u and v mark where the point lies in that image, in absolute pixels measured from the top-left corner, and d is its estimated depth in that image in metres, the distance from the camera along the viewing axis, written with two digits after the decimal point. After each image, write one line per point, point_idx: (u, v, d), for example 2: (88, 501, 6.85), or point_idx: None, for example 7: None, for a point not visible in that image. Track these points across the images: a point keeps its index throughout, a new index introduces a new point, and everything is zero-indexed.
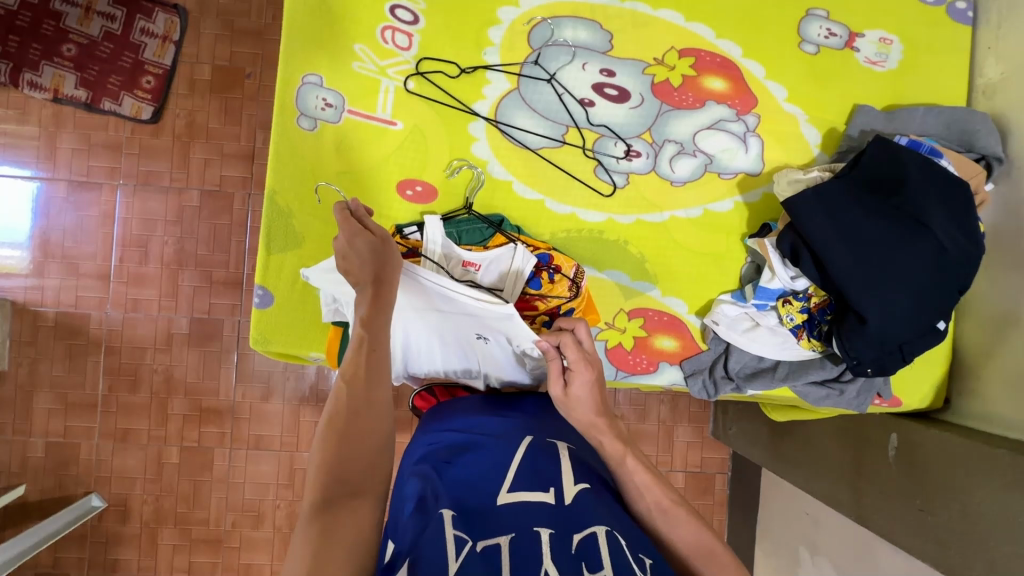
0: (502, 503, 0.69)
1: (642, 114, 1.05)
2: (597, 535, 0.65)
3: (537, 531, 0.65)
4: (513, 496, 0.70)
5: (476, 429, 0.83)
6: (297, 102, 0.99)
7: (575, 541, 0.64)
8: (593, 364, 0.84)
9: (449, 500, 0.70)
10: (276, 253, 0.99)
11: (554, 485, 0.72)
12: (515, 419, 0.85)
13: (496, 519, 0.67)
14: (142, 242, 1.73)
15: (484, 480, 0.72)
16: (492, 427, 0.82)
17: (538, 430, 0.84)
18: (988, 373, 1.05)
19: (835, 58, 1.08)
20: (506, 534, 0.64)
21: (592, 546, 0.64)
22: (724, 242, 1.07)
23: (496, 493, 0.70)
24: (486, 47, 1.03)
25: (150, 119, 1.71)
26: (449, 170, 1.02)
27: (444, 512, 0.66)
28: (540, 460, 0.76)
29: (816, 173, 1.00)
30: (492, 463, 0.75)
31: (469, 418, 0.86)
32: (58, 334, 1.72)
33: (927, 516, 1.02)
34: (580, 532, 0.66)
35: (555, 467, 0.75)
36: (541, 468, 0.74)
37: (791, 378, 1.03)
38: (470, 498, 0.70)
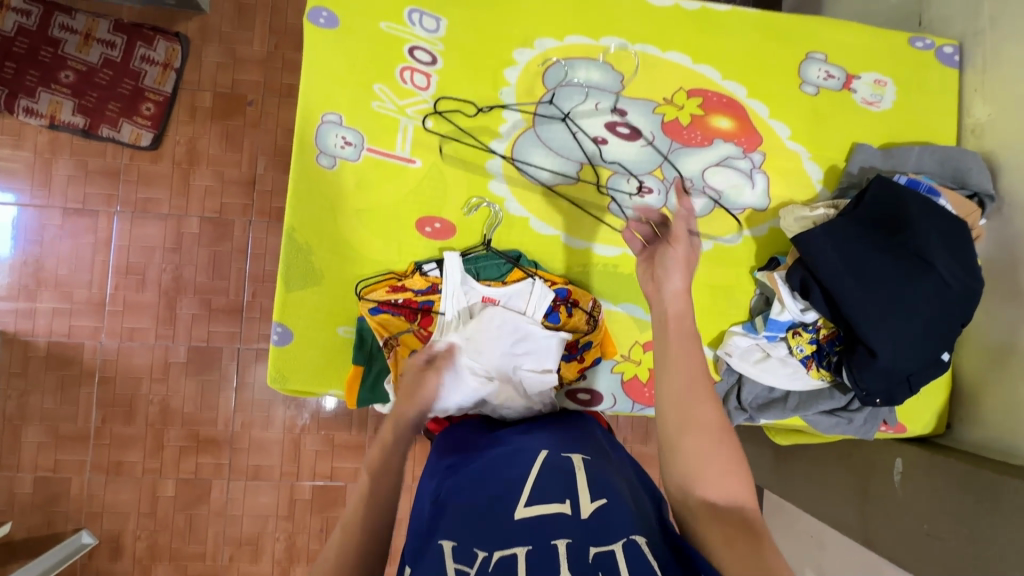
0: (518, 517, 0.68)
1: (653, 152, 1.09)
2: (616, 551, 0.62)
3: (554, 544, 0.64)
4: (530, 510, 0.69)
5: (496, 449, 0.83)
6: (316, 141, 1.01)
7: (592, 553, 0.62)
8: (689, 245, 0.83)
9: (461, 525, 0.69)
10: (295, 291, 0.99)
11: (570, 497, 0.70)
12: (535, 437, 0.86)
13: (513, 530, 0.66)
14: (139, 270, 1.71)
15: (502, 494, 0.72)
16: (513, 445, 0.84)
17: (557, 443, 0.84)
18: (986, 400, 1.09)
19: (834, 99, 1.13)
20: (522, 545, 0.64)
21: (611, 559, 0.62)
22: (734, 274, 1.10)
23: (513, 507, 0.69)
24: (503, 86, 1.05)
25: (149, 146, 1.70)
26: (467, 208, 1.04)
27: (442, 544, 0.66)
28: (557, 475, 0.74)
29: (822, 211, 1.04)
30: (510, 480, 0.74)
31: (491, 440, 0.86)
32: (49, 364, 1.67)
33: (935, 540, 1.05)
34: (598, 546, 0.63)
35: (571, 482, 0.73)
36: (558, 479, 0.73)
37: (801, 408, 1.06)
38: (488, 515, 0.69)
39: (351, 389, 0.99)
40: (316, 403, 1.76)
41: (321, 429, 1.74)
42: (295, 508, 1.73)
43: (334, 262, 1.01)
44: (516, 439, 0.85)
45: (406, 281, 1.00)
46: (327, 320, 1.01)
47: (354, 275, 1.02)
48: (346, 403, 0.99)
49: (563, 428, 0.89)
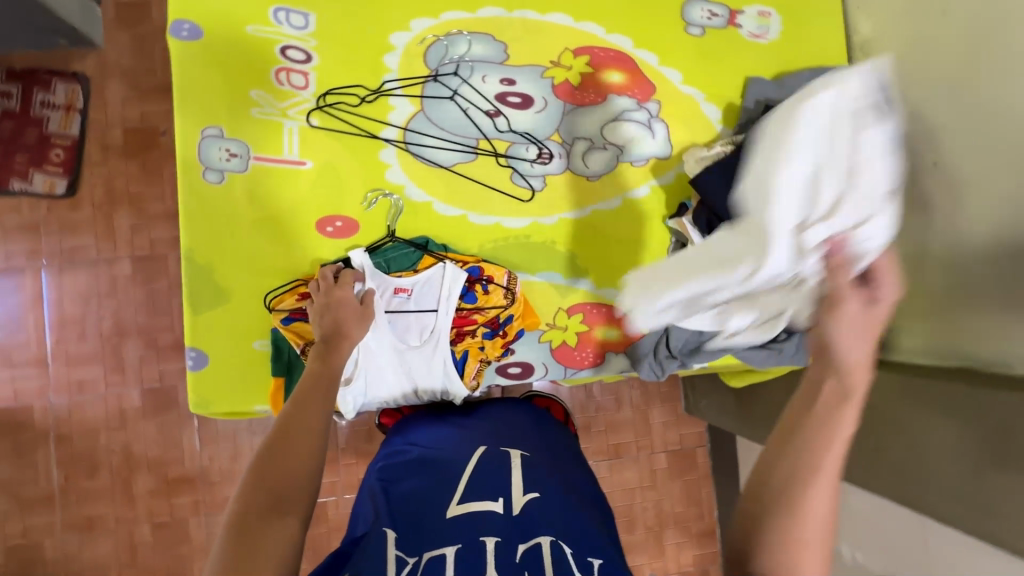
0: (450, 516, 0.72)
1: (548, 116, 1.08)
2: (541, 546, 0.68)
3: (483, 540, 0.68)
4: (463, 507, 0.73)
5: (432, 444, 0.86)
6: (200, 157, 0.98)
7: (521, 550, 0.68)
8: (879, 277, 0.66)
9: (403, 519, 0.71)
10: (204, 312, 0.98)
11: (503, 495, 0.75)
12: (471, 431, 0.90)
13: (444, 528, 0.70)
14: (78, 320, 1.66)
15: (438, 491, 0.76)
16: (448, 439, 0.87)
17: (494, 438, 0.89)
18: (911, 309, 1.09)
19: (721, 36, 1.12)
20: (451, 544, 0.68)
21: (537, 555, 0.68)
22: (649, 227, 1.10)
23: (446, 506, 0.73)
24: (385, 73, 1.03)
25: (65, 192, 1.65)
26: (367, 201, 1.02)
27: (386, 531, 0.69)
28: (493, 470, 0.80)
29: (719, 148, 1.06)
30: (448, 476, 0.78)
31: (430, 435, 0.90)
32: (0, 431, 1.63)
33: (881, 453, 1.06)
34: (526, 542, 0.69)
35: (505, 475, 0.79)
36: (494, 473, 0.79)
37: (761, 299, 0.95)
38: (425, 509, 0.73)
39: (275, 402, 0.97)
40: None
41: None
42: None
43: (241, 278, 0.99)
44: (456, 431, 0.90)
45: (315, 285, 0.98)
46: (243, 337, 1.00)
47: (265, 288, 1.00)
48: (275, 416, 0.98)
49: (501, 424, 0.93)
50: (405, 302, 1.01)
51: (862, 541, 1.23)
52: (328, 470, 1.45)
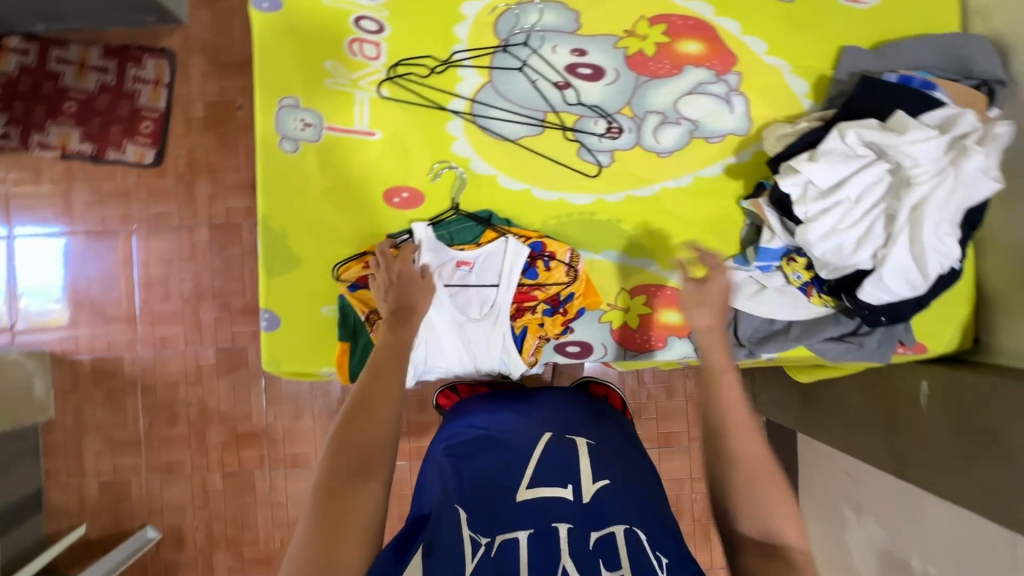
0: (520, 500, 0.73)
1: (619, 89, 1.03)
2: (615, 534, 0.69)
3: (554, 526, 0.69)
4: (533, 492, 0.73)
5: (496, 428, 0.86)
6: (277, 127, 1.01)
7: (593, 538, 0.69)
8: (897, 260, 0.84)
9: (473, 497, 0.73)
10: (278, 275, 1.02)
11: (572, 482, 0.75)
12: (535, 417, 0.89)
13: (516, 512, 0.71)
14: (162, 281, 1.80)
15: (504, 475, 0.76)
16: (511, 424, 0.86)
17: (558, 425, 0.87)
18: (1013, 308, 1.01)
19: (814, 1, 1.03)
20: (524, 530, 0.69)
21: (610, 544, 0.68)
22: (721, 207, 1.05)
23: (515, 489, 0.74)
24: (454, 44, 1.02)
25: (153, 162, 1.77)
26: (432, 173, 1.03)
27: (459, 511, 0.71)
28: (560, 458, 0.79)
29: (805, 125, 0.97)
30: (511, 460, 0.78)
31: (493, 416, 0.89)
32: (96, 378, 1.80)
33: (968, 461, 0.99)
34: (599, 530, 0.70)
35: (573, 463, 0.78)
36: (562, 461, 0.78)
37: (920, 207, 0.82)
38: (492, 491, 0.74)
39: (341, 365, 1.01)
40: (341, 391, 1.83)
41: None
42: None
43: (312, 245, 1.03)
44: (519, 414, 0.89)
45: None
46: (311, 302, 1.04)
47: (334, 256, 1.03)
48: (340, 379, 1.02)
49: (562, 407, 0.92)
50: (467, 276, 1.01)
51: (934, 552, 1.16)
52: None
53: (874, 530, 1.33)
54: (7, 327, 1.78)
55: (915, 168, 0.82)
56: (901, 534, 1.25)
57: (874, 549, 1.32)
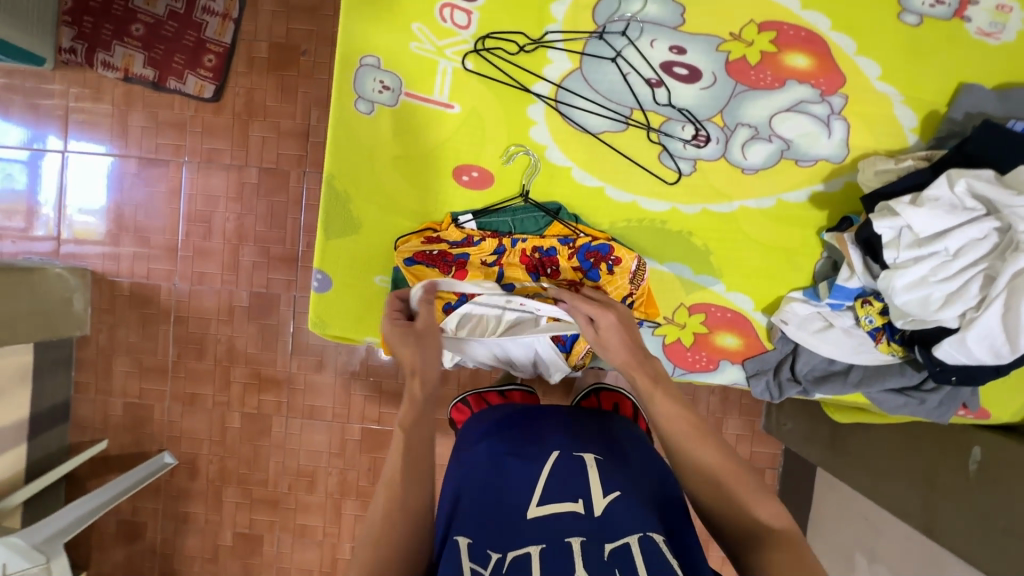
0: (530, 516, 0.70)
1: (714, 96, 0.98)
2: (630, 545, 0.65)
3: (568, 541, 0.66)
4: (543, 509, 0.71)
5: (508, 449, 0.83)
6: (354, 85, 0.98)
7: (608, 549, 0.65)
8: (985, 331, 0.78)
9: (474, 527, 0.71)
10: (334, 238, 1.01)
11: (583, 496, 0.73)
12: (549, 437, 0.86)
13: (528, 531, 0.69)
14: (206, 218, 1.80)
15: (515, 497, 0.74)
16: (520, 444, 0.84)
17: (570, 443, 0.84)
18: None
19: (943, 28, 0.94)
20: (536, 544, 0.66)
21: (626, 554, 0.64)
22: (798, 236, 1.00)
23: (525, 507, 0.72)
24: (548, 24, 0.96)
25: (212, 97, 1.75)
26: (506, 156, 1.00)
27: (458, 540, 0.68)
28: (568, 475, 0.76)
29: (909, 163, 0.90)
30: (521, 480, 0.77)
31: (500, 434, 0.87)
32: (132, 303, 1.83)
33: (1010, 538, 0.94)
34: (613, 541, 0.66)
35: (582, 481, 0.75)
36: (569, 478, 0.76)
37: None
38: (502, 516, 0.72)
39: None
40: (366, 352, 1.83)
41: (368, 377, 1.81)
42: (346, 447, 1.84)
43: (373, 212, 1.01)
44: (526, 433, 0.87)
45: (443, 233, 0.99)
46: (365, 268, 1.03)
47: (394, 227, 1.02)
48: (384, 351, 1.02)
49: (570, 427, 0.89)
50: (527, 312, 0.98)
51: None
52: None
53: None
54: (54, 239, 1.81)
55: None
56: None
57: None
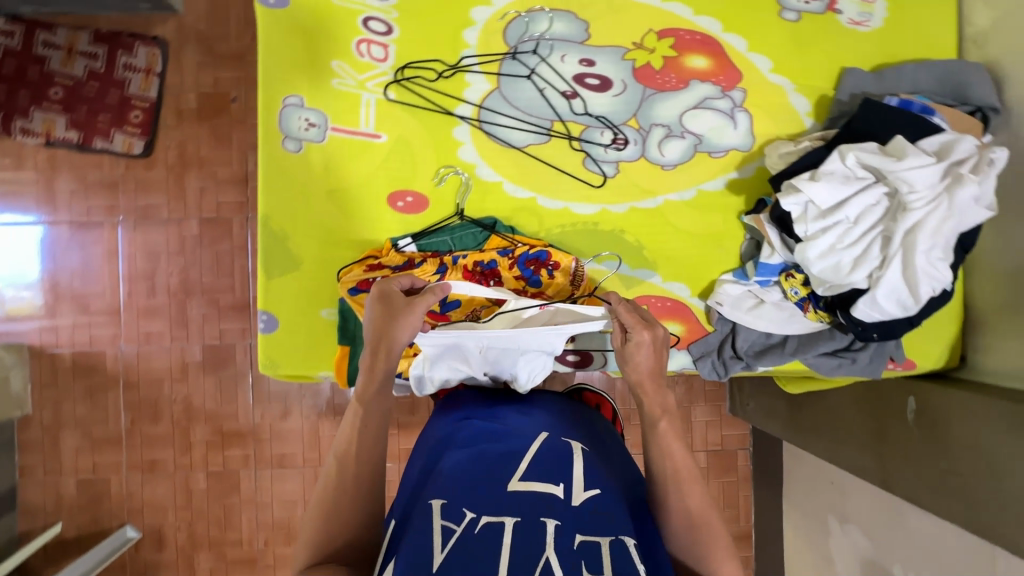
0: (511, 488, 0.70)
1: (626, 101, 1.04)
2: (601, 545, 0.65)
3: (543, 521, 0.66)
4: (525, 485, 0.71)
5: (499, 423, 0.84)
6: (280, 126, 1.00)
7: (577, 540, 0.65)
8: (891, 286, 0.86)
9: (450, 488, 0.71)
10: (276, 277, 1.01)
11: (564, 482, 0.72)
12: (538, 418, 0.86)
13: (504, 501, 0.69)
14: (148, 275, 1.75)
15: (500, 466, 0.74)
16: (510, 420, 0.84)
17: (559, 428, 0.84)
18: (999, 326, 1.04)
19: (820, 20, 1.05)
20: (511, 515, 0.67)
21: (594, 551, 0.64)
22: (722, 222, 1.06)
23: (507, 480, 0.72)
24: (463, 49, 1.02)
25: (142, 153, 1.72)
26: (437, 178, 1.03)
27: (432, 504, 0.69)
28: (555, 456, 0.76)
29: (807, 143, 0.99)
30: (508, 452, 0.76)
31: (487, 411, 0.87)
32: (76, 373, 1.75)
33: (952, 476, 1.01)
34: (585, 534, 0.66)
35: (567, 465, 0.75)
36: (556, 461, 0.75)
37: (914, 232, 0.83)
38: (483, 481, 0.72)
39: (340, 368, 1.00)
40: (331, 391, 1.80)
41: (336, 416, 1.77)
42: None
43: (312, 247, 1.02)
44: (508, 414, 0.87)
45: (384, 259, 1.01)
46: (311, 303, 1.03)
47: (336, 259, 1.03)
48: (338, 384, 1.01)
49: (560, 413, 0.89)
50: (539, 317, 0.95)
51: (918, 564, 1.20)
52: None
53: (857, 539, 1.37)
54: None
55: (910, 195, 0.83)
56: (885, 544, 1.28)
57: (858, 558, 1.36)
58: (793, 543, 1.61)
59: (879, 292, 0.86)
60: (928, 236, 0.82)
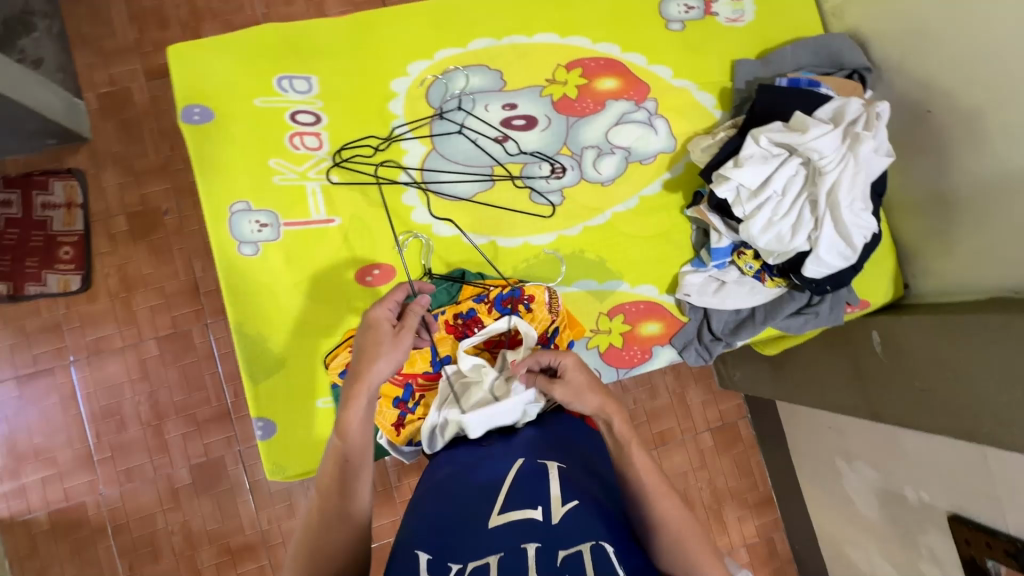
0: (490, 525, 0.69)
1: (554, 133, 1.11)
2: (582, 553, 0.65)
3: (524, 548, 0.66)
4: (504, 517, 0.70)
5: (476, 458, 0.83)
6: (232, 233, 1.01)
7: (561, 556, 0.65)
8: (832, 242, 0.95)
9: (432, 537, 0.70)
10: (263, 382, 1.01)
11: (542, 503, 0.72)
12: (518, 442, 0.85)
13: (486, 538, 0.68)
14: (115, 410, 1.67)
15: (478, 503, 0.73)
16: (490, 452, 0.83)
17: (534, 448, 0.83)
18: (928, 252, 1.16)
19: (703, 25, 1.16)
20: (494, 552, 0.66)
21: (578, 562, 0.64)
22: (668, 219, 1.14)
23: (487, 516, 0.71)
24: (393, 120, 1.07)
25: (81, 288, 1.65)
26: (398, 246, 1.06)
27: (418, 556, 0.68)
28: (531, 480, 0.75)
29: (723, 134, 1.09)
30: (486, 487, 0.75)
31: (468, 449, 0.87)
32: (58, 534, 1.63)
33: (928, 393, 1.08)
34: (567, 549, 0.66)
35: (542, 486, 0.74)
36: (531, 484, 0.74)
37: (834, 192, 0.93)
38: (463, 522, 0.71)
39: None
40: None
41: None
42: None
43: (291, 343, 1.03)
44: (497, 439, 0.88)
45: None
46: (304, 399, 1.03)
47: (317, 347, 1.03)
48: None
49: (542, 431, 0.87)
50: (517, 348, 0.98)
51: (924, 481, 1.28)
52: (389, 510, 1.47)
53: (866, 472, 1.45)
54: None
55: (822, 160, 0.93)
56: (891, 469, 1.37)
57: (872, 490, 1.44)
58: (812, 494, 1.68)
59: (820, 252, 0.95)
60: (848, 191, 0.92)
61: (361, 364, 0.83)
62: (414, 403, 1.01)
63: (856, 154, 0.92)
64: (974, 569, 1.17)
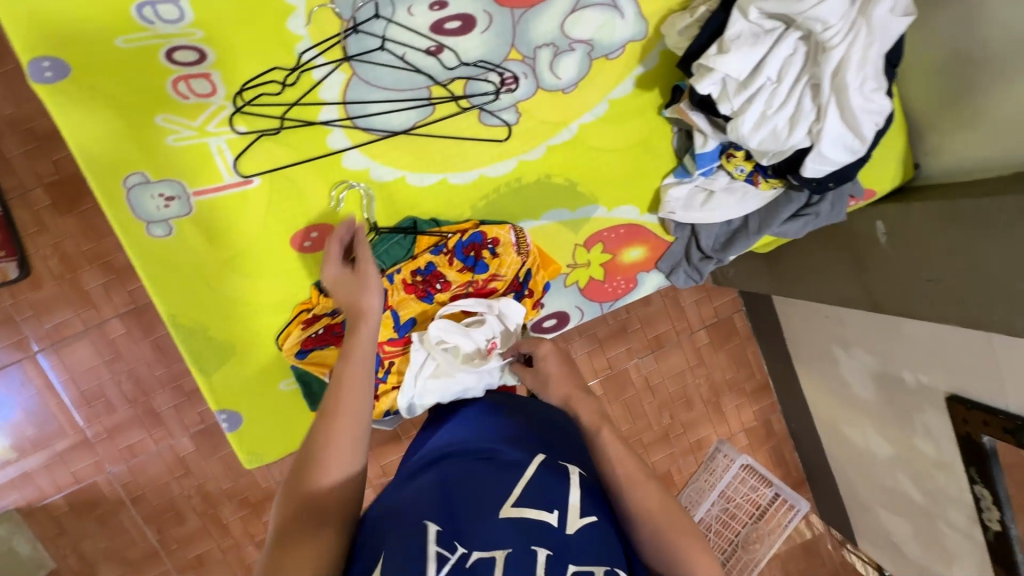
0: (505, 514, 0.63)
1: (498, 33, 0.88)
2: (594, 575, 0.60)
3: (535, 550, 0.60)
4: (518, 510, 0.63)
5: (492, 435, 0.76)
6: (135, 212, 0.86)
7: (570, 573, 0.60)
8: (841, 128, 0.80)
9: (444, 509, 0.64)
10: (215, 373, 0.95)
11: (559, 507, 0.65)
12: (533, 428, 0.78)
13: (496, 525, 0.62)
14: (100, 393, 1.55)
15: (493, 486, 0.66)
16: (507, 431, 0.76)
17: (549, 441, 0.76)
18: (944, 124, 1.01)
19: None
20: (502, 547, 0.60)
21: None
22: (643, 124, 0.98)
23: (501, 503, 0.64)
24: (296, 44, 0.84)
25: (20, 275, 1.46)
26: (333, 201, 0.92)
27: (427, 526, 0.61)
28: (554, 480, 0.68)
29: (703, 8, 0.86)
30: (503, 472, 0.68)
31: (480, 423, 0.79)
32: (79, 512, 1.57)
33: (936, 284, 0.99)
34: (577, 565, 0.61)
35: (562, 487, 0.68)
36: (552, 484, 0.67)
37: (840, 71, 0.76)
38: (478, 501, 0.65)
39: None
40: None
41: None
42: None
43: (236, 330, 0.95)
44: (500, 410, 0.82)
45: (317, 308, 0.94)
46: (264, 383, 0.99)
47: (267, 326, 0.96)
48: None
49: (561, 425, 0.80)
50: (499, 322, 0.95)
51: (924, 363, 1.25)
52: (394, 448, 1.47)
53: (864, 358, 1.42)
54: None
55: (824, 32, 0.76)
56: (889, 354, 1.33)
57: (870, 374, 1.42)
58: (808, 381, 1.68)
59: (821, 144, 0.81)
60: (857, 65, 0.76)
61: (349, 294, 0.83)
62: (385, 372, 0.95)
63: (868, 17, 0.74)
64: (969, 444, 1.19)
